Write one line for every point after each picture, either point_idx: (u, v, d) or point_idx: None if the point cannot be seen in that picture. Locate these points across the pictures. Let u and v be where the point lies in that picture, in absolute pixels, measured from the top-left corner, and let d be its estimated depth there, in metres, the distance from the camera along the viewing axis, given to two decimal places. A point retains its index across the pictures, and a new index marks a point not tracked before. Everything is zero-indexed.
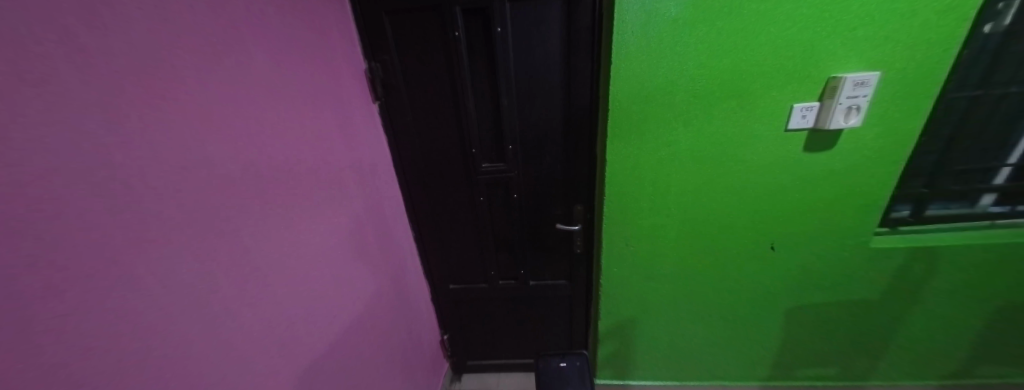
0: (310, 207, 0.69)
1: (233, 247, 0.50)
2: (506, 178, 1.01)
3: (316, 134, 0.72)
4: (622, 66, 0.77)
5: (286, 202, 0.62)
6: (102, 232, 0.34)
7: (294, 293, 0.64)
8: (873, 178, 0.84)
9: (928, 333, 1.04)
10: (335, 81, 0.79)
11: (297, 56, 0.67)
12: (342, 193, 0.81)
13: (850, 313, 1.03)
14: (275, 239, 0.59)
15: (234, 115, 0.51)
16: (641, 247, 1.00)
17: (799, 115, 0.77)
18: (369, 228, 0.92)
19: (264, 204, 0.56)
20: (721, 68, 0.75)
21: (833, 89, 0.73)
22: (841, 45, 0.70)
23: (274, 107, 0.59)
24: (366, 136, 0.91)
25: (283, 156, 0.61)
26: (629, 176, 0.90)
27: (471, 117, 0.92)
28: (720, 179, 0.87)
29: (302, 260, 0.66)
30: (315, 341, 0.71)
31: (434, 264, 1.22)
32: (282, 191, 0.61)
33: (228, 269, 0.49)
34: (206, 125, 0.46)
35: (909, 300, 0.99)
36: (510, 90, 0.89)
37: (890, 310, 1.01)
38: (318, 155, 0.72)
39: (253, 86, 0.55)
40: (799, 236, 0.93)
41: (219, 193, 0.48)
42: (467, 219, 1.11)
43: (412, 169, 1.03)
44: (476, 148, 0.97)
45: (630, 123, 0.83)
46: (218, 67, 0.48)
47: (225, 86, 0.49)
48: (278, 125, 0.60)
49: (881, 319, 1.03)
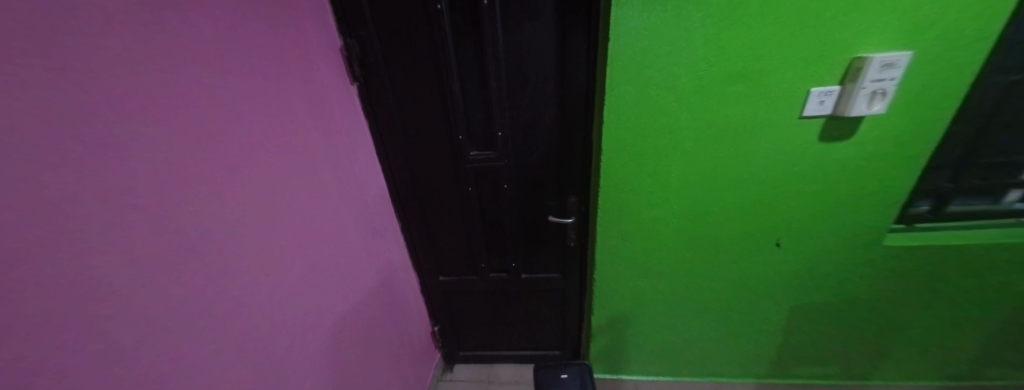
0: (288, 197, 0.64)
1: (204, 241, 0.45)
2: (496, 167, 0.95)
3: (292, 118, 0.66)
4: (622, 45, 0.69)
5: (263, 191, 0.57)
6: (60, 239, 0.30)
7: (275, 290, 0.60)
8: (893, 171, 0.77)
9: (936, 333, 1.00)
10: (309, 60, 0.72)
11: (268, 30, 0.60)
12: (321, 182, 0.75)
13: (857, 313, 0.99)
14: (252, 232, 0.54)
15: (202, 93, 0.45)
16: (639, 242, 0.95)
17: (816, 101, 0.69)
18: (352, 219, 0.87)
19: (237, 194, 0.51)
20: (731, 47, 0.67)
21: (856, 71, 0.65)
22: (874, 21, 0.61)
23: (243, 85, 0.53)
24: (345, 121, 0.85)
25: (261, 145, 0.56)
26: (627, 167, 0.84)
27: (457, 101, 0.85)
28: (725, 170, 0.81)
29: (284, 253, 0.62)
30: (300, 340, 0.68)
31: (421, 255, 1.17)
32: (260, 179, 0.56)
33: (199, 268, 0.45)
34: (162, 105, 0.40)
35: (919, 299, 0.94)
36: (500, 71, 0.82)
37: (899, 310, 0.96)
38: (294, 140, 0.66)
39: (219, 61, 0.48)
40: (808, 233, 0.87)
41: (184, 183, 0.42)
42: (455, 209, 1.06)
43: (396, 156, 0.98)
44: (463, 134, 0.90)
45: (629, 108, 0.76)
46: (174, 39, 0.42)
47: (186, 60, 0.43)
48: (248, 105, 0.54)
49: (888, 318, 0.98)
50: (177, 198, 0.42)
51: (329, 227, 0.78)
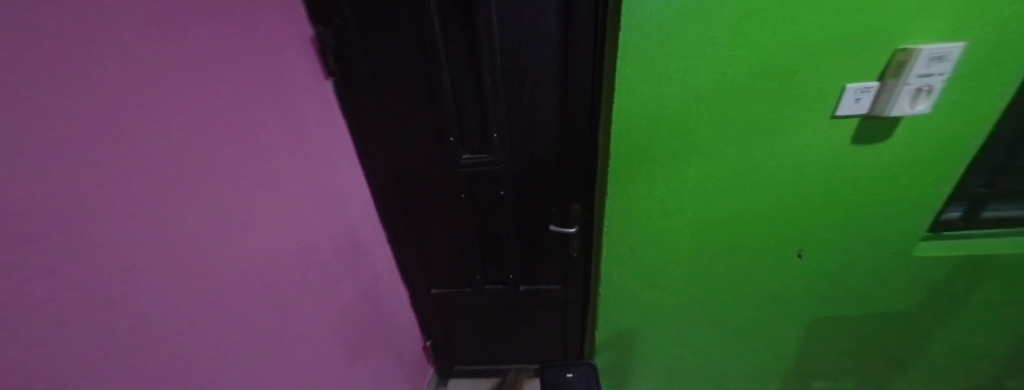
0: (257, 212, 0.54)
1: (134, 278, 0.36)
2: (491, 172, 0.86)
3: (261, 119, 0.56)
4: (635, 36, 0.60)
5: (221, 208, 0.47)
6: None
7: (235, 326, 0.50)
8: (930, 176, 0.70)
9: (960, 346, 0.94)
10: (279, 52, 0.62)
11: (225, 14, 0.50)
12: (296, 192, 0.65)
13: (879, 325, 0.92)
14: (206, 257, 0.44)
15: (126, 93, 0.35)
16: (650, 253, 0.87)
17: (851, 98, 0.62)
18: (333, 232, 0.78)
19: (184, 214, 0.41)
20: (762, 38, 0.58)
21: (901, 64, 0.57)
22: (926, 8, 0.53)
23: (191, 80, 0.43)
24: (322, 121, 0.75)
25: (219, 154, 0.47)
26: (639, 172, 0.75)
27: (447, 99, 0.76)
28: (746, 176, 0.74)
29: (244, 280, 0.52)
30: (276, 377, 0.58)
31: (411, 266, 1.08)
32: (215, 195, 0.46)
33: (123, 313, 0.35)
34: (71, 106, 0.30)
35: (946, 311, 0.88)
36: (495, 65, 0.72)
37: (923, 323, 0.90)
38: (264, 145, 0.57)
39: (152, 52, 0.38)
40: (832, 243, 0.80)
41: (103, 206, 0.33)
42: (446, 217, 0.97)
43: (380, 160, 0.88)
44: (454, 136, 0.81)
45: (642, 107, 0.67)
46: (87, 18, 0.32)
47: (106, 49, 0.33)
48: (200, 104, 0.44)
49: (910, 331, 0.92)
50: (95, 227, 0.32)
51: (305, 243, 0.68)
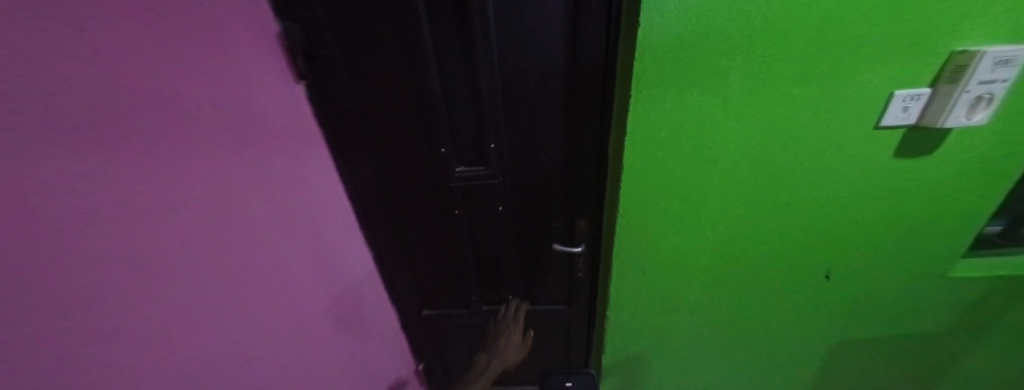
0: (218, 246, 0.46)
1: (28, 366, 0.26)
2: (488, 186, 0.77)
3: (224, 134, 0.47)
4: (658, 36, 0.52)
5: (171, 247, 0.39)
6: None
7: None
8: (973, 193, 0.63)
9: (991, 372, 0.88)
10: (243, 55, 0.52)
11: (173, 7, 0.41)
12: (269, 216, 0.57)
13: (907, 351, 0.86)
14: (150, 316, 0.36)
15: (47, 116, 0.27)
16: (663, 273, 0.80)
17: (899, 107, 0.55)
18: (309, 259, 0.68)
19: (116, 264, 0.33)
20: (801, 40, 0.51)
21: (959, 69, 0.50)
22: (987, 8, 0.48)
23: (126, 91, 0.34)
24: (297, 132, 0.66)
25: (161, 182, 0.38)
26: (655, 188, 0.68)
27: (438, 107, 0.66)
28: (772, 191, 0.67)
29: (191, 333, 0.43)
30: None
31: (400, 288, 0.99)
32: (167, 232, 0.38)
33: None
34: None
35: (978, 336, 0.82)
36: (493, 69, 0.63)
37: (954, 348, 0.84)
38: (229, 164, 0.48)
39: (81, 57, 0.30)
40: (863, 264, 0.74)
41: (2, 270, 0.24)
42: (440, 234, 0.88)
43: (363, 174, 0.78)
44: (447, 147, 0.72)
45: (662, 117, 0.60)
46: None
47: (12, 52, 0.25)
48: (141, 122, 0.35)
49: (939, 356, 0.86)
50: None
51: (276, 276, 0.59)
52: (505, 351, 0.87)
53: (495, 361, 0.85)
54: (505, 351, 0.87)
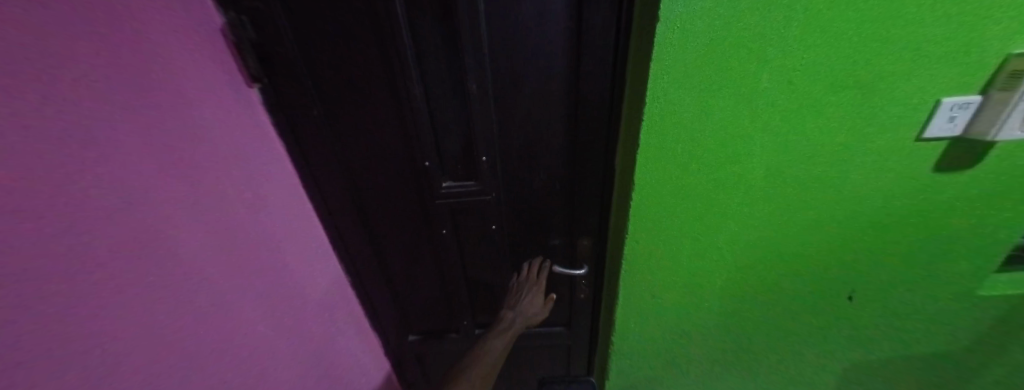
0: (137, 299, 0.36)
1: None
2: (480, 204, 0.69)
3: (142, 156, 0.37)
4: (682, 36, 0.44)
5: (75, 314, 0.29)
6: None
7: None
8: (1011, 211, 0.58)
9: None
10: (172, 59, 0.43)
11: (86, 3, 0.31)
12: (212, 249, 0.48)
13: (929, 376, 0.80)
14: None
15: None
16: (672, 296, 0.74)
17: (945, 116, 0.50)
18: (261, 305, 0.57)
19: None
20: (842, 43, 0.45)
21: (1015, 75, 0.45)
22: None
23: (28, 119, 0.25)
24: (245, 147, 0.55)
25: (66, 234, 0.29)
26: (667, 208, 0.61)
27: (421, 116, 0.57)
28: (795, 209, 0.62)
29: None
30: None
31: (381, 315, 0.89)
32: (72, 298, 0.29)
33: None
34: None
35: (1007, 362, 0.77)
36: (483, 72, 0.54)
37: (979, 374, 0.79)
38: (149, 196, 0.38)
39: None
40: (889, 286, 0.69)
41: None
42: (424, 255, 0.79)
43: (333, 191, 0.68)
44: (432, 161, 0.63)
45: (677, 130, 0.52)
46: None
47: None
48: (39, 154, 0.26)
49: (963, 381, 0.81)
50: None
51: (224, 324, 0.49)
52: (529, 309, 0.80)
53: (520, 319, 0.79)
54: (528, 309, 0.80)
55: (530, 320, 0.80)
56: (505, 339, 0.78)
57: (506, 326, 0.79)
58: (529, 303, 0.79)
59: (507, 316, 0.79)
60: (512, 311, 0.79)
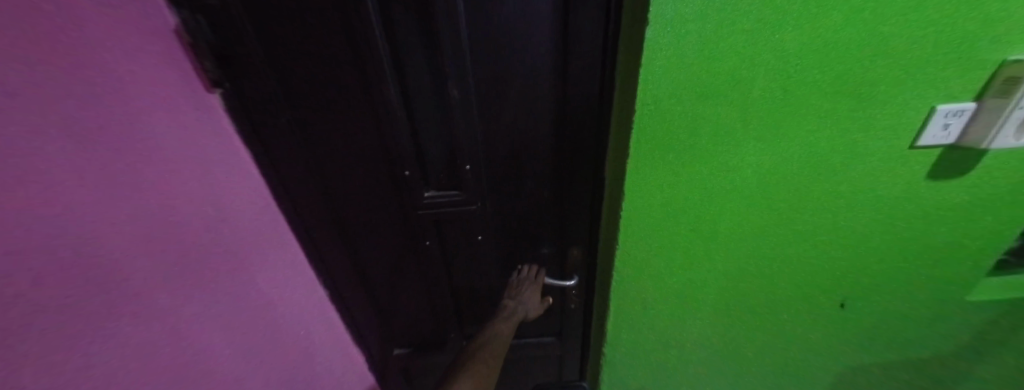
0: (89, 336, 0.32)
1: None
2: (464, 214, 0.66)
3: (96, 175, 0.34)
4: (674, 41, 0.41)
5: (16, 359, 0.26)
6: None
7: None
8: (1000, 216, 0.58)
9: None
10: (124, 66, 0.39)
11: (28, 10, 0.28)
12: (175, 273, 0.44)
13: (919, 380, 0.80)
14: None
15: None
16: (665, 307, 0.73)
17: (940, 124, 0.48)
18: (227, 333, 0.52)
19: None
20: (838, 49, 0.43)
21: (1010, 83, 0.43)
22: None
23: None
24: (208, 159, 0.51)
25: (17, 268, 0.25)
26: (659, 218, 0.59)
27: (399, 123, 0.54)
28: (788, 218, 0.60)
29: None
30: None
31: (364, 331, 0.85)
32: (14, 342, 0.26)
33: None
34: None
35: (994, 367, 0.77)
36: (464, 76, 0.51)
37: (967, 378, 0.79)
38: (104, 219, 0.34)
39: None
40: (880, 293, 0.68)
41: None
42: (408, 267, 0.76)
43: (307, 202, 0.64)
44: (411, 170, 0.59)
45: (669, 139, 0.50)
46: None
47: None
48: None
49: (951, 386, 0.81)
50: None
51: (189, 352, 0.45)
52: (529, 302, 0.75)
53: (521, 310, 0.74)
54: (530, 302, 0.75)
55: (530, 313, 0.75)
56: (509, 327, 0.74)
57: (507, 315, 0.74)
58: (530, 296, 0.74)
59: (508, 306, 0.75)
60: (512, 301, 0.75)
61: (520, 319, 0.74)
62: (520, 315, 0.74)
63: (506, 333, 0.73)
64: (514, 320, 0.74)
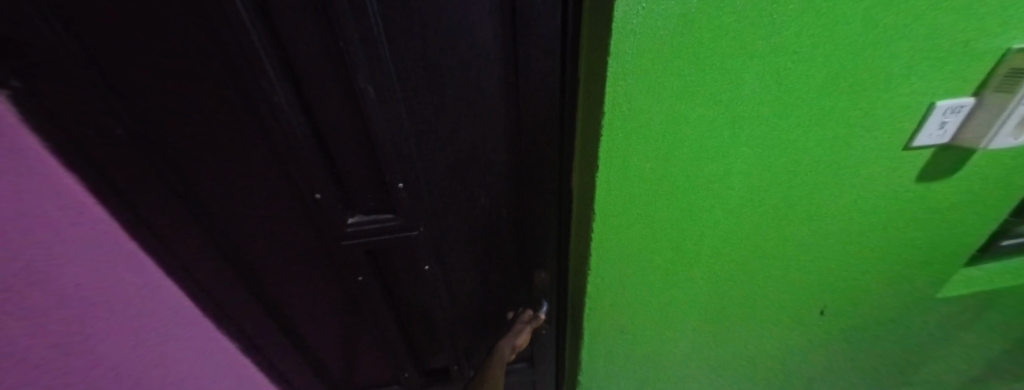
0: None
1: None
2: (401, 243, 0.54)
3: None
4: (649, 22, 0.31)
5: None
6: None
7: None
8: (976, 215, 0.55)
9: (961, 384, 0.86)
10: None
11: None
12: None
13: (890, 375, 0.80)
14: None
15: None
16: (643, 328, 0.66)
17: (937, 122, 0.43)
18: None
19: None
20: (838, 41, 0.36)
21: (1017, 74, 0.38)
22: None
23: None
24: None
25: None
26: (635, 237, 0.51)
27: (295, 137, 0.41)
28: (773, 230, 0.54)
29: None
30: None
31: (286, 365, 0.73)
32: None
33: None
34: None
35: (957, 355, 0.78)
36: (382, 74, 0.38)
37: (934, 367, 0.80)
38: None
39: None
40: (858, 297, 0.65)
41: None
42: (338, 300, 0.65)
43: (191, 236, 0.52)
44: (323, 193, 0.47)
45: (646, 147, 0.41)
46: None
47: None
48: None
49: (921, 377, 0.82)
50: None
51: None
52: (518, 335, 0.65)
53: (509, 344, 0.64)
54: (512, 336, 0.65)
55: (514, 341, 0.64)
56: (500, 364, 0.62)
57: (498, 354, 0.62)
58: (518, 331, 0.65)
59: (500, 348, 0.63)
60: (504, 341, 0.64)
61: (509, 353, 0.63)
62: (510, 350, 0.63)
63: (498, 372, 0.61)
64: (505, 356, 0.63)
